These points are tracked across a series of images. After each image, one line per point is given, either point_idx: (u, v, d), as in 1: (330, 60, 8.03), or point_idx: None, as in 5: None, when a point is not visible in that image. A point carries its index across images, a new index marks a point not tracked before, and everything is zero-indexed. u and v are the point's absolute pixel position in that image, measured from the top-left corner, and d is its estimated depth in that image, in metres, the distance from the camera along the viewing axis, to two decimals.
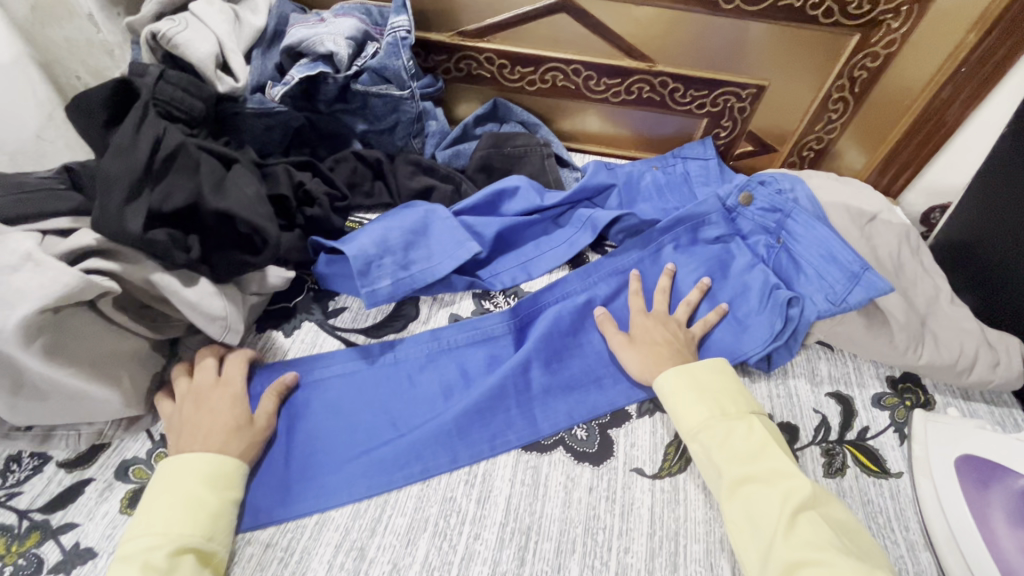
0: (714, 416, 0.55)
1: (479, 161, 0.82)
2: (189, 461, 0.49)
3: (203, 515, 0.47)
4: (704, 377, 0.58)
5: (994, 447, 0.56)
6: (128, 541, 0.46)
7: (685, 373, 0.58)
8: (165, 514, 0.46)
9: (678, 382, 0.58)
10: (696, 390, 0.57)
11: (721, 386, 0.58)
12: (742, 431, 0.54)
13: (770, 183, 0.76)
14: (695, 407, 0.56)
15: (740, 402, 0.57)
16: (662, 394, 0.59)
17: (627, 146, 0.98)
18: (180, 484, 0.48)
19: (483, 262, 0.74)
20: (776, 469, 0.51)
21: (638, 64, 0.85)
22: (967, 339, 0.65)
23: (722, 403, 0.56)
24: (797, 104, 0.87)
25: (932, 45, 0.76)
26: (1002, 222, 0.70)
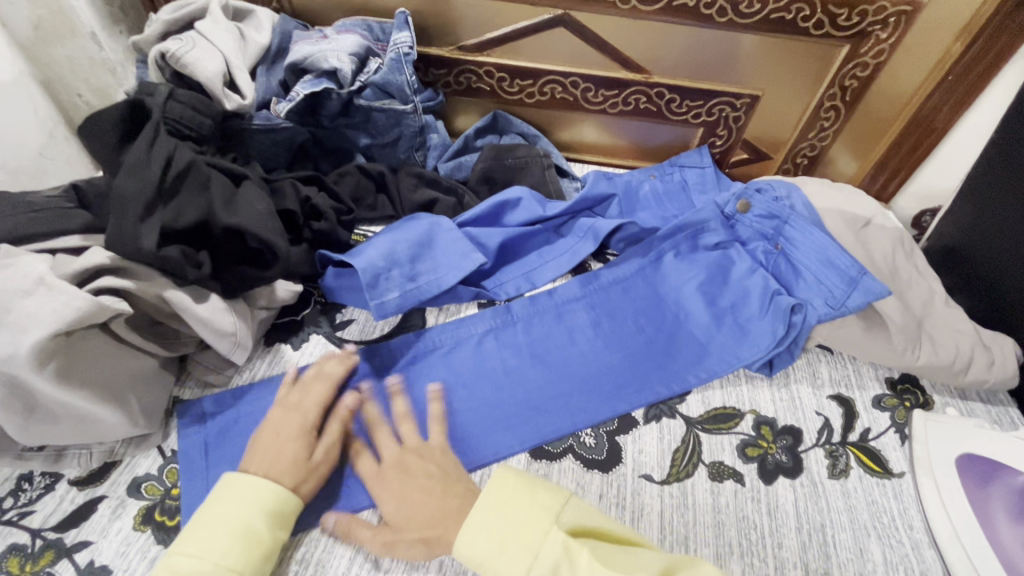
0: (531, 566, 0.43)
1: (481, 172, 0.84)
2: (261, 491, 0.48)
3: (255, 555, 0.46)
4: (479, 521, 0.46)
5: (993, 446, 0.58)
6: (172, 555, 0.45)
7: (466, 538, 0.45)
8: (220, 541, 0.46)
9: (477, 542, 0.45)
10: (498, 547, 0.45)
11: (488, 523, 0.45)
12: (569, 565, 0.43)
13: (767, 190, 0.78)
14: (512, 566, 0.44)
15: (512, 526, 0.45)
16: (473, 569, 0.45)
17: (624, 155, 1.00)
18: (241, 511, 0.47)
19: (487, 272, 0.75)
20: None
21: (635, 76, 0.86)
22: (963, 340, 0.67)
23: (521, 540, 0.44)
24: (790, 113, 0.89)
25: (919, 55, 0.79)
26: (993, 226, 0.72)
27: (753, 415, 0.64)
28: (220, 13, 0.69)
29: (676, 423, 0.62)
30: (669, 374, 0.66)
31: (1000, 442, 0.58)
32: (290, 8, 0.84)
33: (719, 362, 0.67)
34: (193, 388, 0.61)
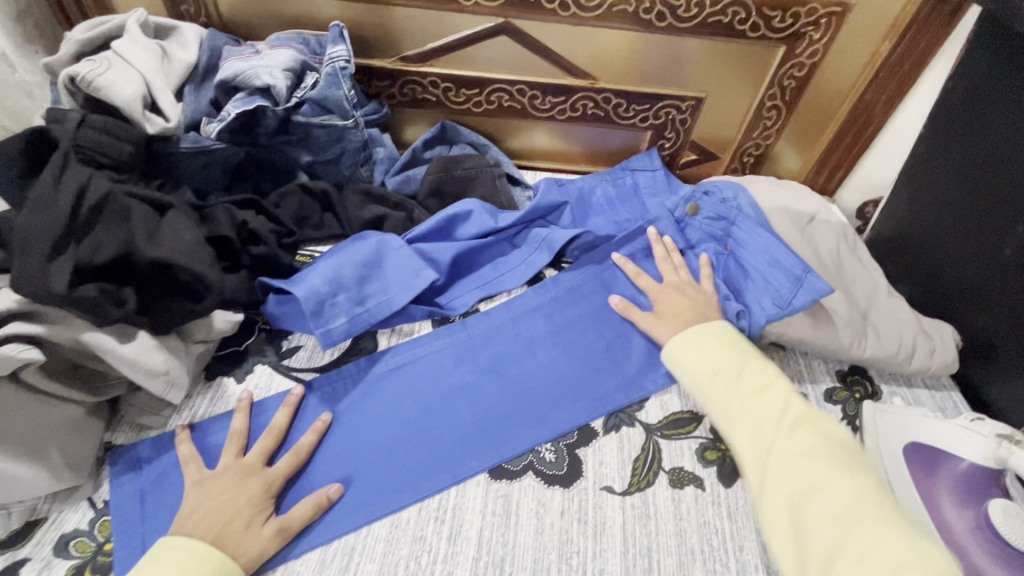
0: (735, 361, 0.57)
1: (430, 185, 0.82)
2: (204, 559, 0.46)
3: None
4: (705, 325, 0.62)
5: (935, 431, 0.58)
6: None
7: (691, 328, 0.62)
8: None
9: (691, 337, 0.61)
10: (707, 339, 0.60)
11: (711, 327, 0.61)
12: (741, 372, 0.57)
13: (714, 193, 0.79)
14: (710, 355, 0.58)
15: (733, 338, 0.61)
16: (675, 350, 0.61)
17: (577, 160, 1.00)
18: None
19: (441, 288, 0.74)
20: (769, 399, 0.54)
21: (581, 82, 0.86)
22: (906, 330, 0.69)
23: (729, 345, 0.59)
24: (734, 113, 0.91)
25: (851, 54, 0.81)
26: (929, 217, 0.75)
27: None
28: (139, 32, 0.66)
29: (635, 431, 0.62)
30: (628, 381, 0.66)
31: (941, 427, 0.58)
32: (220, 23, 0.81)
33: None
34: (128, 431, 0.57)
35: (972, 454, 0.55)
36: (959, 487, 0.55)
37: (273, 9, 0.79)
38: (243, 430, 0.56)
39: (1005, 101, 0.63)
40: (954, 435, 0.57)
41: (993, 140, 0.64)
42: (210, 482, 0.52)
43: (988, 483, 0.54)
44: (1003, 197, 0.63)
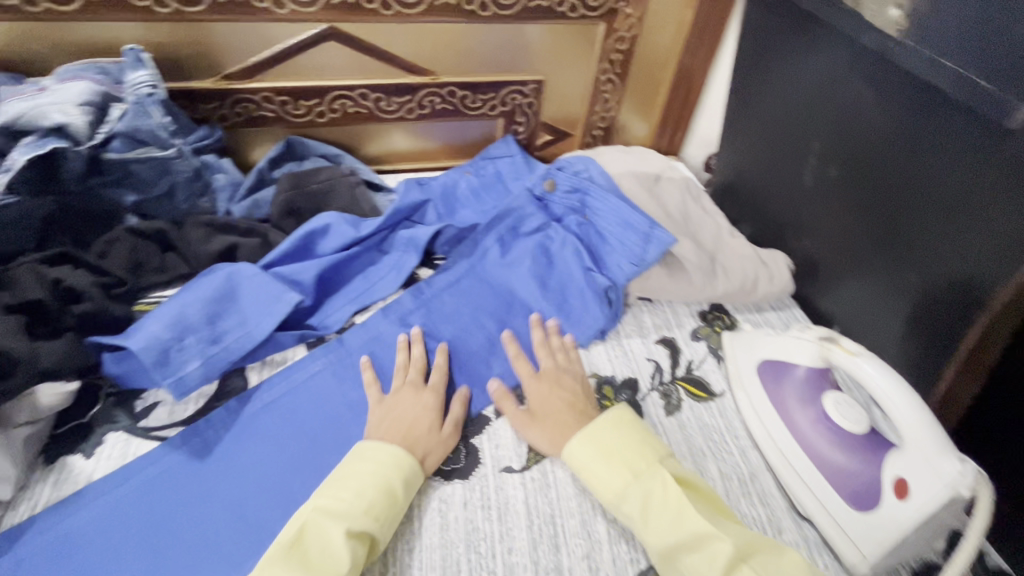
0: (629, 484, 0.51)
1: (283, 205, 0.78)
2: (400, 458, 0.53)
3: (391, 509, 0.51)
4: (597, 433, 0.55)
5: (778, 347, 0.65)
6: (320, 497, 0.50)
7: (582, 439, 0.55)
8: (368, 492, 0.50)
9: (589, 453, 0.54)
10: (604, 456, 0.54)
11: (605, 443, 0.54)
12: (658, 498, 0.50)
13: (567, 168, 0.83)
14: (609, 479, 0.52)
15: (628, 449, 0.54)
16: (578, 468, 0.55)
17: (439, 157, 1.00)
18: (386, 469, 0.52)
19: (311, 310, 0.70)
20: (690, 536, 0.47)
21: (422, 79, 0.86)
22: (748, 264, 0.77)
23: (627, 461, 0.53)
24: (575, 91, 0.96)
25: (662, 23, 0.88)
26: (748, 160, 0.83)
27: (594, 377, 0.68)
28: None
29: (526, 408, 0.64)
30: (512, 363, 0.68)
31: (778, 342, 0.65)
32: None
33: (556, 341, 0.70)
34: None
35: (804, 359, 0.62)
36: (800, 391, 0.62)
37: (56, 39, 0.71)
38: (403, 363, 0.64)
39: (777, 47, 0.70)
40: (791, 346, 0.63)
41: (776, 83, 0.72)
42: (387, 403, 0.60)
43: (822, 379, 0.62)
44: (795, 130, 0.71)
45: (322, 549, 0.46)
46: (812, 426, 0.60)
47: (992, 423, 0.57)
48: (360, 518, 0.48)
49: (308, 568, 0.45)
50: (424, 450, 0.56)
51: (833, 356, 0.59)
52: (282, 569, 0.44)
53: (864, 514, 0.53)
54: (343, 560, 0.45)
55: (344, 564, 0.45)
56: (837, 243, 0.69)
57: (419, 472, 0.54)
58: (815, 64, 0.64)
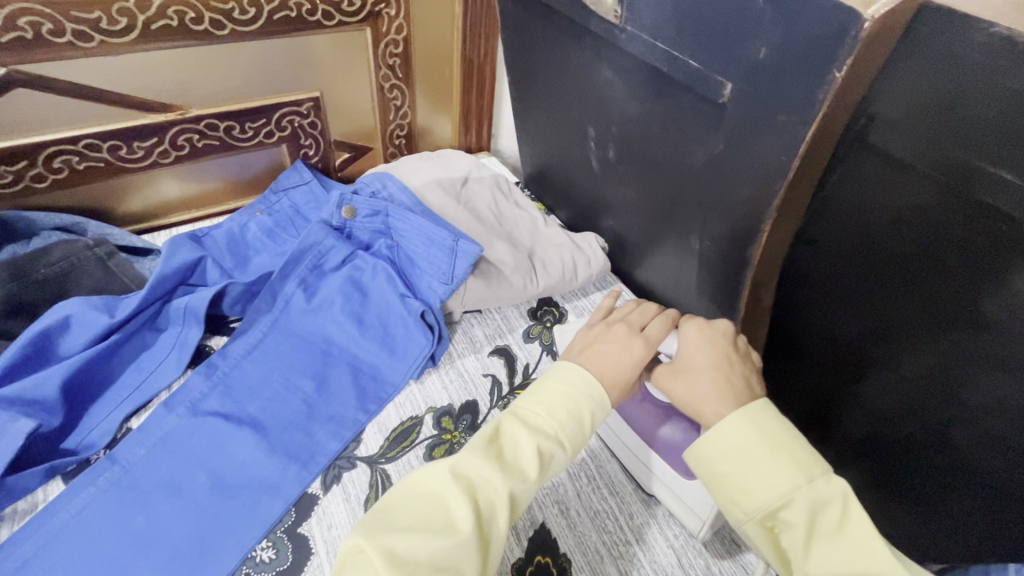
0: (798, 493, 0.40)
1: (0, 304, 0.61)
2: (596, 385, 0.48)
3: (579, 435, 0.46)
4: (760, 424, 0.44)
5: None
6: (517, 409, 0.47)
7: (737, 426, 0.44)
8: (559, 414, 0.46)
9: (743, 446, 0.43)
10: (765, 455, 0.42)
11: (765, 434, 0.43)
12: (833, 517, 0.40)
13: (364, 189, 0.77)
14: (764, 482, 0.41)
15: (796, 449, 0.43)
16: (717, 460, 0.44)
17: (224, 199, 0.87)
18: (581, 391, 0.47)
19: (64, 429, 0.56)
20: (867, 571, 0.37)
21: (165, 116, 0.73)
22: (563, 251, 0.78)
23: (797, 461, 0.42)
24: (362, 102, 0.88)
25: (433, 20, 0.84)
26: (545, 147, 0.83)
27: (430, 413, 0.63)
28: None
29: (357, 471, 0.57)
30: (337, 423, 0.60)
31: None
32: None
33: (385, 384, 0.64)
34: None
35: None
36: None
37: None
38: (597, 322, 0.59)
39: (533, 36, 0.68)
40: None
41: (543, 70, 0.70)
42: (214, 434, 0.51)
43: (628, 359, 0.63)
44: (571, 115, 0.70)
45: (514, 457, 0.43)
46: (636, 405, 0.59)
47: (776, 354, 0.63)
48: (549, 438, 0.45)
49: (505, 470, 0.42)
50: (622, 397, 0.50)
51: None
52: (476, 463, 0.42)
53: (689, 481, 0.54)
54: (530, 476, 0.42)
55: (530, 478, 0.42)
56: (636, 217, 0.71)
57: (609, 408, 0.49)
58: (567, 52, 0.63)
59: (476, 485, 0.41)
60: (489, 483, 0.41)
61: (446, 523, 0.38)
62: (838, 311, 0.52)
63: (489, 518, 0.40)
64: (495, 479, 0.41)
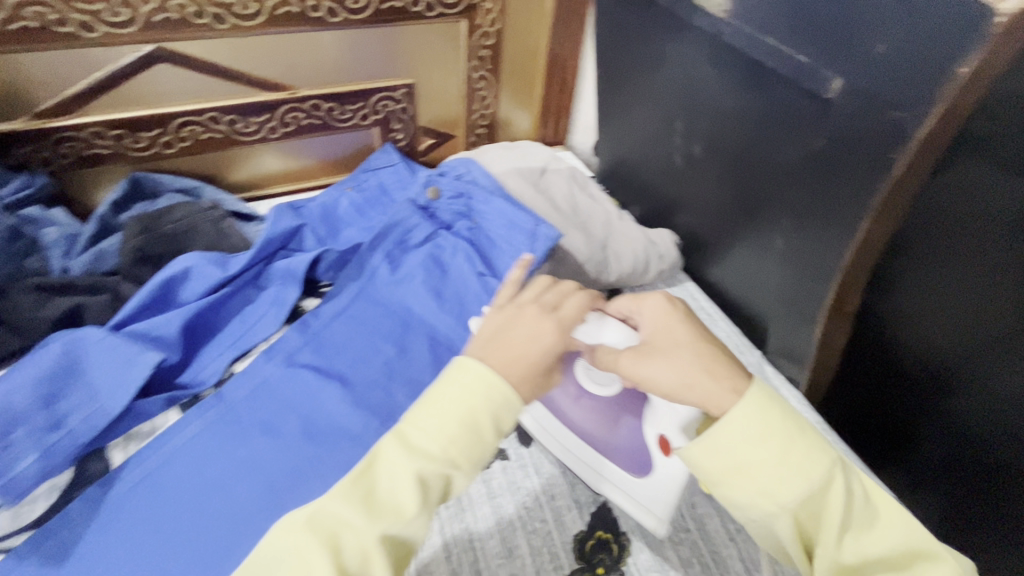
0: (823, 480, 0.39)
1: (132, 253, 0.69)
2: (493, 385, 0.41)
3: (479, 447, 0.41)
4: (769, 425, 0.40)
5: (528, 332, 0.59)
6: (409, 421, 0.42)
7: (754, 431, 0.40)
8: (449, 433, 0.40)
9: (767, 451, 0.40)
10: (785, 441, 0.40)
11: (776, 422, 0.40)
12: (850, 501, 0.39)
13: (449, 172, 0.81)
14: (792, 472, 0.39)
15: (804, 437, 0.40)
16: (738, 472, 0.40)
17: (317, 175, 0.93)
18: (471, 401, 0.41)
19: (180, 366, 0.63)
20: (894, 551, 0.38)
21: (278, 94, 0.80)
22: (637, 245, 0.79)
23: (811, 454, 0.39)
24: (449, 91, 0.93)
25: (525, 15, 0.88)
26: (625, 142, 0.84)
27: None
28: None
29: None
30: (415, 386, 0.64)
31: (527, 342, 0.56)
32: None
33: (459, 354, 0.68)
34: None
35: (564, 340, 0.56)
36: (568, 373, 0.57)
37: None
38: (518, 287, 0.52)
39: (632, 29, 0.70)
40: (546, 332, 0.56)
41: (639, 66, 0.72)
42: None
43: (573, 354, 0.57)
44: (662, 110, 0.71)
45: (388, 491, 0.39)
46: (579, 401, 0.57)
47: (855, 361, 0.62)
48: (432, 464, 0.39)
49: (372, 508, 0.38)
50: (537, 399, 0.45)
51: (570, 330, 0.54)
52: (345, 505, 0.38)
53: (643, 480, 0.54)
54: (409, 508, 0.38)
55: (407, 511, 0.38)
56: (714, 214, 0.71)
57: (518, 409, 0.43)
58: (668, 46, 0.64)
59: (340, 530, 0.38)
60: (353, 526, 0.38)
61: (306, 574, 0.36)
62: (931, 322, 0.51)
63: (364, 564, 0.37)
64: (358, 521, 0.38)
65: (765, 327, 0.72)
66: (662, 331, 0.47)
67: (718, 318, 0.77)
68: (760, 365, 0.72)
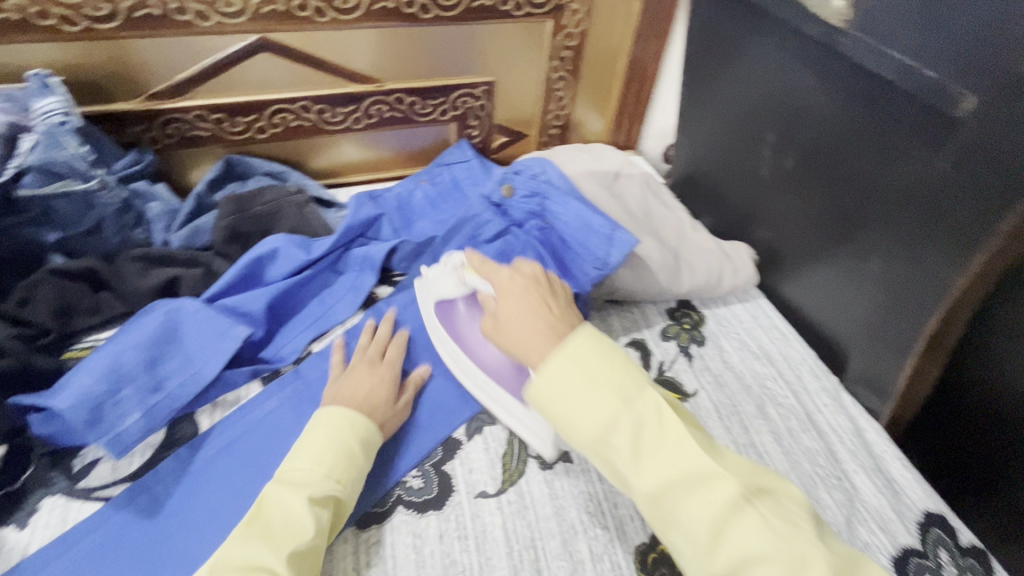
0: (617, 412, 0.41)
1: (226, 231, 0.73)
2: (352, 421, 0.53)
3: (351, 470, 0.50)
4: (576, 356, 0.44)
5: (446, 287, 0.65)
6: (281, 471, 0.49)
7: (559, 361, 0.44)
8: (322, 462, 0.49)
9: (568, 379, 0.43)
10: (588, 381, 0.43)
11: (586, 368, 0.44)
12: (650, 430, 0.41)
13: (524, 171, 0.80)
14: (592, 407, 0.42)
15: (613, 376, 0.43)
16: (549, 401, 0.44)
17: (392, 166, 0.96)
18: (311, 444, 0.50)
19: (263, 342, 0.66)
20: (685, 475, 0.39)
21: (365, 87, 0.82)
22: (712, 257, 0.77)
23: (616, 387, 0.43)
24: (527, 91, 0.93)
25: (611, 17, 0.87)
26: (704, 151, 0.83)
27: None
28: None
29: (498, 428, 0.62)
30: None
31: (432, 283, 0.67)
32: None
33: None
34: None
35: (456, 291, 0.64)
36: (460, 323, 0.65)
37: None
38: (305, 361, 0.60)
39: (728, 37, 0.69)
40: (442, 283, 0.65)
41: (730, 76, 0.71)
42: (336, 384, 0.59)
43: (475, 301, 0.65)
44: (749, 123, 0.71)
45: (284, 523, 0.45)
46: (484, 347, 0.63)
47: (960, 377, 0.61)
48: (322, 484, 0.47)
49: (275, 542, 0.43)
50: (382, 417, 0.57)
51: (467, 278, 0.62)
52: (249, 547, 0.43)
53: (533, 409, 0.59)
54: (308, 529, 0.45)
55: (309, 532, 0.44)
56: (796, 233, 0.70)
57: (380, 436, 0.54)
58: (767, 57, 0.63)
59: (248, 572, 0.41)
60: (265, 564, 0.42)
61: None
62: None
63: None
64: (268, 556, 0.42)
65: (846, 351, 0.69)
66: (505, 280, 0.56)
67: (792, 338, 0.74)
68: (837, 392, 0.68)
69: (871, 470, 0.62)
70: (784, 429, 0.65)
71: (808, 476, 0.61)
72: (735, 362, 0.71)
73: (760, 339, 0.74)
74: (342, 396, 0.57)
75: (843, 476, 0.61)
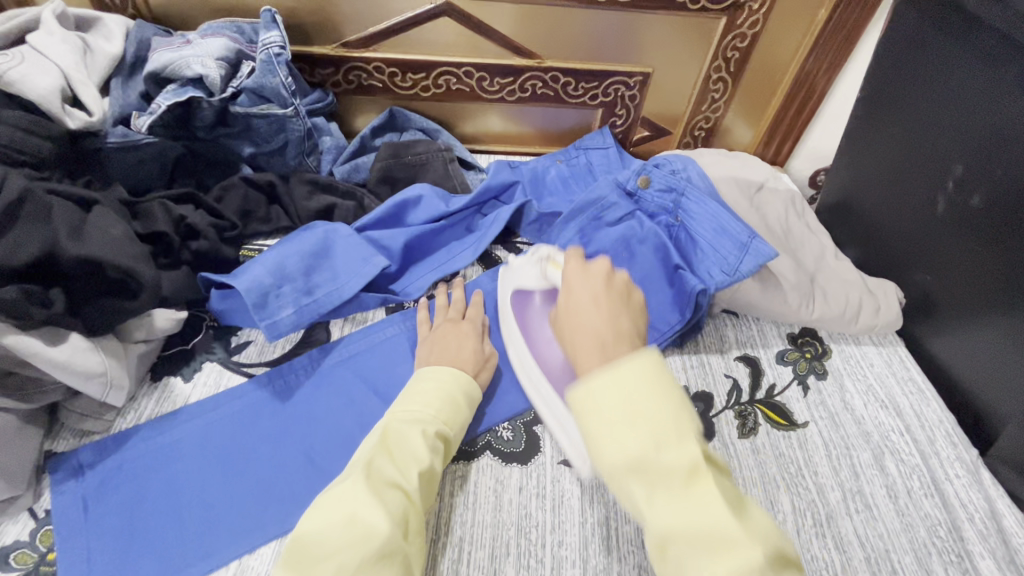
0: (648, 451, 0.34)
1: (380, 172, 0.80)
2: (459, 376, 0.56)
3: (460, 414, 0.54)
4: (621, 379, 0.37)
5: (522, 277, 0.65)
6: (393, 413, 0.52)
7: (607, 379, 0.37)
8: (435, 405, 0.52)
9: (604, 398, 0.37)
10: (629, 414, 0.35)
11: (630, 400, 0.36)
12: (679, 483, 0.34)
13: (665, 165, 0.77)
14: (623, 435, 0.35)
15: (659, 412, 0.35)
16: (584, 413, 0.37)
17: (532, 142, 0.99)
18: (425, 389, 0.54)
19: (395, 276, 0.73)
20: (700, 534, 0.33)
21: (526, 61, 0.86)
22: (852, 289, 0.71)
23: (656, 426, 0.35)
24: (682, 89, 0.91)
25: (791, 23, 0.82)
26: (865, 177, 0.76)
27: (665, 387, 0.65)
28: (57, 24, 0.66)
29: None
30: None
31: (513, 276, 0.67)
32: (150, 17, 0.78)
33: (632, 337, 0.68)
34: (70, 438, 0.56)
35: (534, 283, 0.63)
36: (531, 313, 0.64)
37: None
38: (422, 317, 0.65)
39: (928, 52, 0.63)
40: (524, 273, 0.65)
41: (918, 97, 0.65)
42: (455, 329, 0.63)
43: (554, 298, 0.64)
44: (931, 151, 0.65)
45: (406, 450, 0.48)
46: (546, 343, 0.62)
47: None
48: (433, 423, 0.51)
49: (400, 467, 0.47)
50: (485, 377, 0.59)
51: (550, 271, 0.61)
52: (380, 466, 0.46)
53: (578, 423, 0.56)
54: (427, 459, 0.48)
55: (428, 463, 0.48)
56: (963, 281, 0.62)
57: (478, 390, 0.58)
58: (974, 81, 0.58)
59: (383, 488, 0.45)
60: (397, 484, 0.46)
61: (369, 528, 0.42)
62: None
63: (409, 513, 0.45)
64: (398, 478, 0.46)
65: (1002, 425, 0.60)
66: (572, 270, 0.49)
67: (931, 396, 0.66)
68: (975, 467, 0.60)
69: (1002, 559, 0.54)
70: (902, 488, 0.59)
71: (922, 544, 0.55)
72: (857, 406, 0.66)
73: (891, 389, 0.67)
74: (457, 340, 0.61)
75: (965, 555, 0.54)
